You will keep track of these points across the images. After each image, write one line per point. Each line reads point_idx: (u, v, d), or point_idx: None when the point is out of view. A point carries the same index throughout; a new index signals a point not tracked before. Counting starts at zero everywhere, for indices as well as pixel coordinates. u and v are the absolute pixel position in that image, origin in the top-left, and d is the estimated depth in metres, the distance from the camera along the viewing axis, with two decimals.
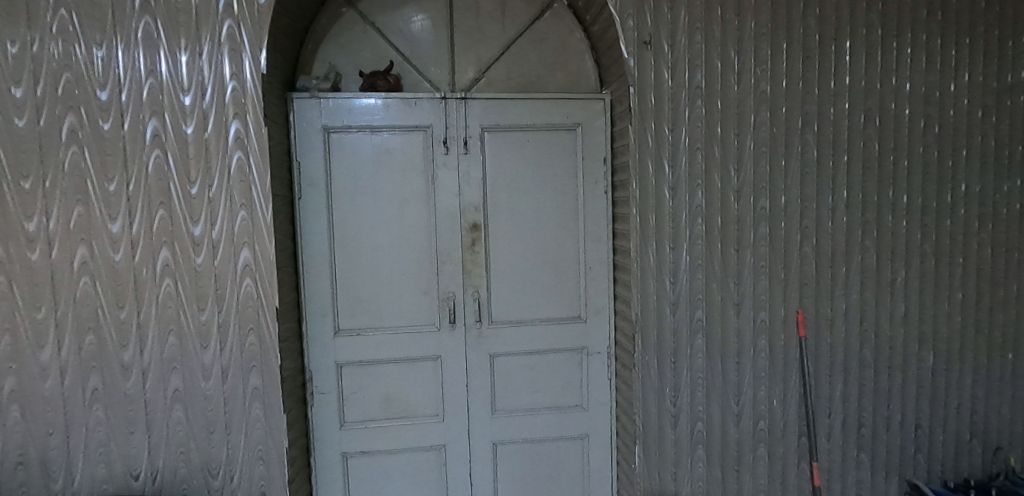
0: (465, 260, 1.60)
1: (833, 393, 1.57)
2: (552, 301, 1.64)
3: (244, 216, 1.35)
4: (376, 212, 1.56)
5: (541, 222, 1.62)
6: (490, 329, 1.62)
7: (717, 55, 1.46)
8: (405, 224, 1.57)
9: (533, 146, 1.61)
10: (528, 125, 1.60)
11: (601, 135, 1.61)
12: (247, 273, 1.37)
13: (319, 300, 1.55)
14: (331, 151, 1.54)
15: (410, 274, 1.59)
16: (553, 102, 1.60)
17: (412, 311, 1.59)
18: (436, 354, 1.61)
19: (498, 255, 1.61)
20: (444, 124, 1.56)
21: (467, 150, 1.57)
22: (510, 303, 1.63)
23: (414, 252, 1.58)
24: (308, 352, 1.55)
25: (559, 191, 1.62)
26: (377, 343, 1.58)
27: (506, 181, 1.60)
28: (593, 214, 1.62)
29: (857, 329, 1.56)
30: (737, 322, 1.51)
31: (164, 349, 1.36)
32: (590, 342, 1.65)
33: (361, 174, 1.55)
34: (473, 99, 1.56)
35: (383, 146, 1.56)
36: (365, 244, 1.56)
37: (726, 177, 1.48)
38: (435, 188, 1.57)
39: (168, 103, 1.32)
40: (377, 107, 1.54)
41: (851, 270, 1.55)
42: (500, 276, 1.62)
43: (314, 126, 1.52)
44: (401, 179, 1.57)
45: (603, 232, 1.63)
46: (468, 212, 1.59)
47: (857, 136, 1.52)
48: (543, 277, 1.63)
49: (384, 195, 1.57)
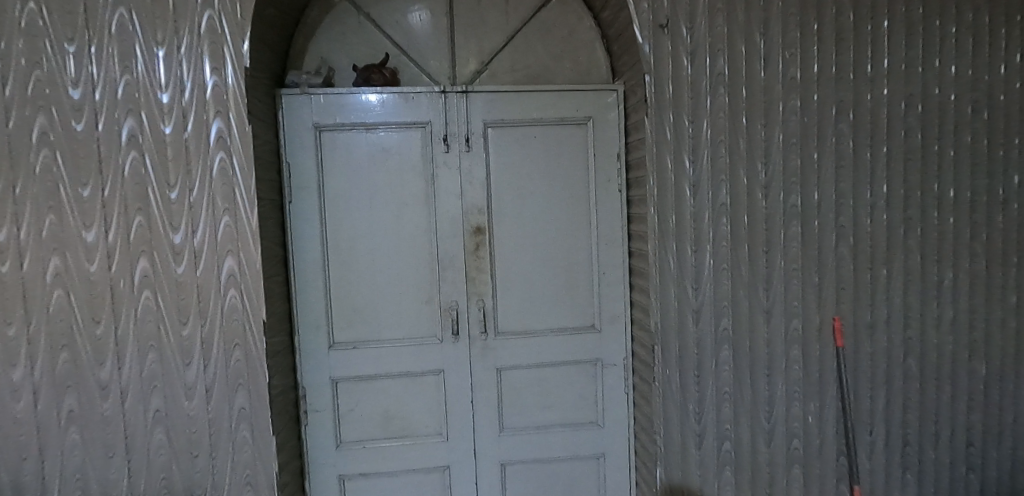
0: (468, 266, 1.48)
1: (874, 408, 1.42)
2: (563, 310, 1.51)
3: (227, 222, 1.25)
4: (372, 216, 1.45)
5: (550, 224, 1.50)
6: (496, 340, 1.50)
7: (741, 38, 1.33)
8: (403, 229, 1.46)
9: (541, 142, 1.49)
10: (535, 119, 1.48)
11: (615, 129, 1.49)
12: (232, 284, 1.26)
13: (312, 311, 1.44)
14: (323, 151, 1.43)
15: (409, 282, 1.47)
16: (561, 95, 1.48)
17: (412, 322, 1.48)
18: (438, 368, 1.49)
19: (504, 261, 1.49)
20: (444, 120, 1.45)
21: (469, 147, 1.46)
22: (517, 313, 1.50)
23: (414, 258, 1.47)
24: (301, 367, 1.44)
25: (569, 191, 1.50)
26: (374, 357, 1.47)
27: (511, 181, 1.48)
28: (606, 215, 1.50)
29: (900, 337, 1.42)
30: (767, 332, 1.38)
31: (143, 367, 1.26)
32: (606, 354, 1.52)
33: (355, 175, 1.45)
34: (474, 93, 1.45)
35: (379, 145, 1.45)
36: (361, 250, 1.45)
37: (753, 172, 1.35)
38: (434, 190, 1.46)
39: (145, 101, 1.22)
40: (371, 103, 1.43)
41: (893, 272, 1.40)
42: (506, 284, 1.50)
43: (303, 124, 1.42)
44: (398, 180, 1.46)
45: (618, 234, 1.50)
46: (471, 214, 1.47)
47: (896, 125, 1.38)
48: (553, 283, 1.51)
49: (380, 198, 1.46)
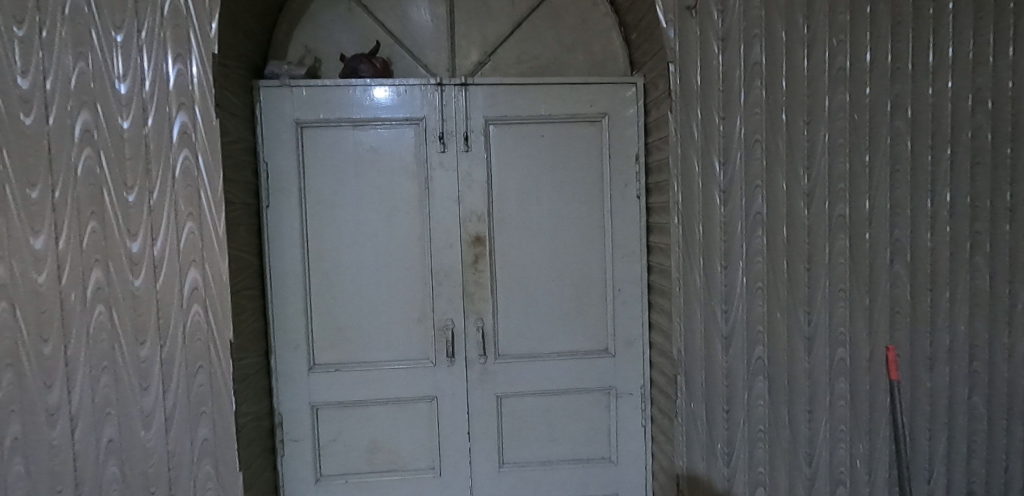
0: (466, 281, 1.31)
1: (932, 452, 1.23)
2: (573, 331, 1.34)
3: (191, 229, 1.10)
4: (359, 223, 1.30)
5: (559, 234, 1.33)
6: (496, 364, 1.32)
7: (780, 23, 1.15)
8: (393, 237, 1.30)
9: (549, 142, 1.32)
10: (542, 116, 1.31)
11: (633, 127, 1.32)
12: (195, 299, 1.11)
13: (290, 329, 1.28)
14: (306, 150, 1.28)
15: (399, 298, 1.31)
16: (572, 88, 1.31)
17: (403, 343, 1.31)
18: (430, 395, 1.32)
19: (507, 275, 1.32)
20: (440, 116, 1.29)
21: (468, 146, 1.30)
22: (521, 334, 1.33)
23: (405, 271, 1.30)
24: (277, 391, 1.29)
25: (580, 196, 1.33)
26: (359, 381, 1.30)
27: (515, 184, 1.32)
28: (622, 224, 1.32)
29: (964, 370, 1.22)
30: (808, 362, 1.19)
31: (96, 392, 1.11)
32: (621, 381, 1.35)
33: (340, 177, 1.29)
34: (475, 85, 1.29)
35: (368, 144, 1.30)
36: (346, 261, 1.30)
37: (793, 177, 1.17)
38: (429, 195, 1.30)
39: (101, 92, 1.08)
40: (359, 97, 1.28)
41: (956, 294, 1.21)
42: (509, 301, 1.33)
43: (284, 119, 1.27)
44: (388, 182, 1.30)
45: (636, 246, 1.32)
46: (469, 222, 1.31)
47: (961, 123, 1.19)
48: (561, 300, 1.34)
49: (368, 203, 1.30)
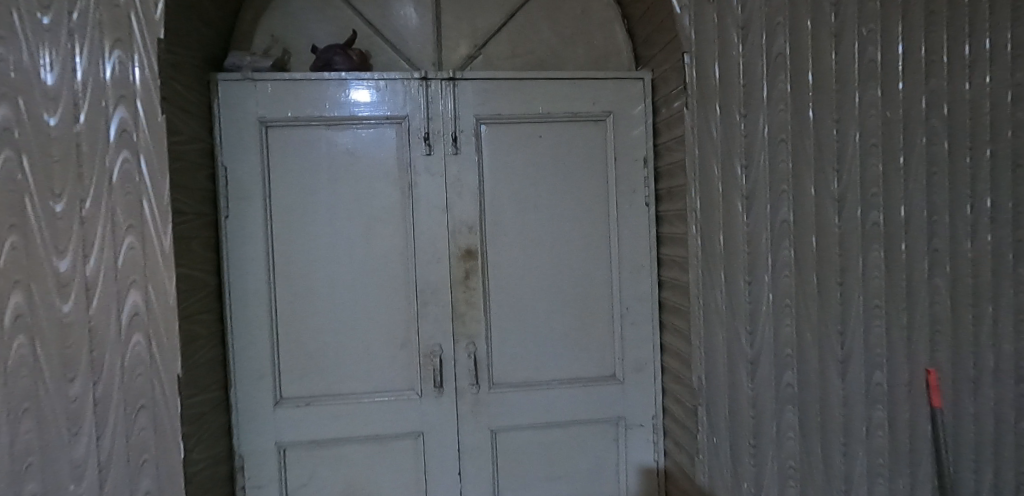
0: (456, 300, 1.16)
1: (978, 487, 1.10)
2: (577, 354, 1.19)
3: (131, 244, 0.94)
4: (333, 235, 1.14)
5: (560, 246, 1.18)
6: (490, 394, 1.17)
7: (806, 10, 1.03)
8: (372, 251, 1.15)
9: (549, 143, 1.18)
10: (540, 114, 1.17)
11: (641, 126, 1.19)
12: (136, 327, 0.94)
13: (252, 357, 1.12)
14: (272, 152, 1.13)
15: (380, 320, 1.15)
16: (573, 84, 1.18)
17: (384, 372, 1.15)
18: (416, 431, 1.16)
19: (502, 293, 1.18)
20: (425, 114, 1.15)
21: (458, 148, 1.15)
22: (518, 359, 1.18)
23: (386, 290, 1.15)
24: (238, 430, 1.11)
25: (583, 204, 1.19)
26: (333, 417, 1.14)
27: (511, 191, 1.17)
28: (630, 235, 1.19)
29: (1012, 395, 1.08)
30: (842, 387, 1.06)
31: (14, 443, 0.90)
32: (630, 411, 1.20)
33: (312, 183, 1.14)
34: (464, 80, 1.15)
35: (343, 146, 1.14)
36: (317, 279, 1.14)
37: (822, 181, 1.05)
38: (413, 203, 1.14)
39: (22, 81, 0.90)
40: (333, 93, 1.13)
41: (1002, 311, 1.08)
42: (504, 322, 1.18)
43: (246, 118, 1.11)
44: (366, 189, 1.15)
45: (646, 259, 1.19)
46: (459, 233, 1.16)
47: (1003, 121, 1.07)
48: (563, 320, 1.19)
49: (343, 212, 1.14)
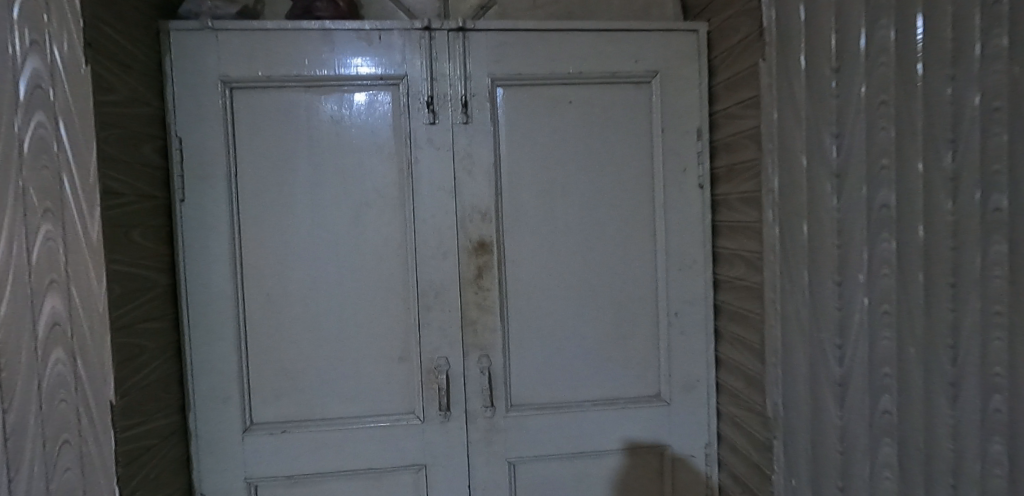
0: (466, 303, 0.94)
1: None
2: (613, 370, 0.98)
3: (48, 235, 0.72)
4: (314, 225, 0.92)
5: (593, 238, 0.97)
6: (507, 419, 0.96)
7: None
8: (362, 244, 0.93)
9: (581, 112, 0.96)
10: (572, 74, 0.95)
11: (695, 90, 0.96)
12: (56, 342, 0.72)
13: (216, 375, 0.91)
14: (239, 120, 0.91)
15: (372, 329, 0.93)
16: (612, 36, 0.95)
17: (378, 392, 0.94)
18: (418, 463, 0.95)
19: (521, 295, 0.96)
20: (429, 74, 0.93)
21: (469, 117, 0.93)
22: (540, 376, 0.97)
23: (380, 292, 0.93)
24: (200, 462, 0.91)
25: (621, 187, 0.97)
26: (316, 448, 0.92)
27: (534, 170, 0.96)
28: (680, 224, 0.97)
29: None
30: None
31: None
32: (678, 438, 0.99)
33: (288, 159, 0.92)
34: (477, 31, 0.93)
35: (326, 113, 0.92)
36: (295, 278, 0.92)
37: None
38: (413, 184, 0.92)
39: None
40: (314, 46, 0.91)
41: None
42: (524, 331, 0.96)
43: (206, 77, 0.89)
44: (356, 167, 0.93)
45: (700, 254, 0.98)
46: (470, 222, 0.94)
47: None
48: (597, 328, 0.97)
49: (326, 196, 0.92)
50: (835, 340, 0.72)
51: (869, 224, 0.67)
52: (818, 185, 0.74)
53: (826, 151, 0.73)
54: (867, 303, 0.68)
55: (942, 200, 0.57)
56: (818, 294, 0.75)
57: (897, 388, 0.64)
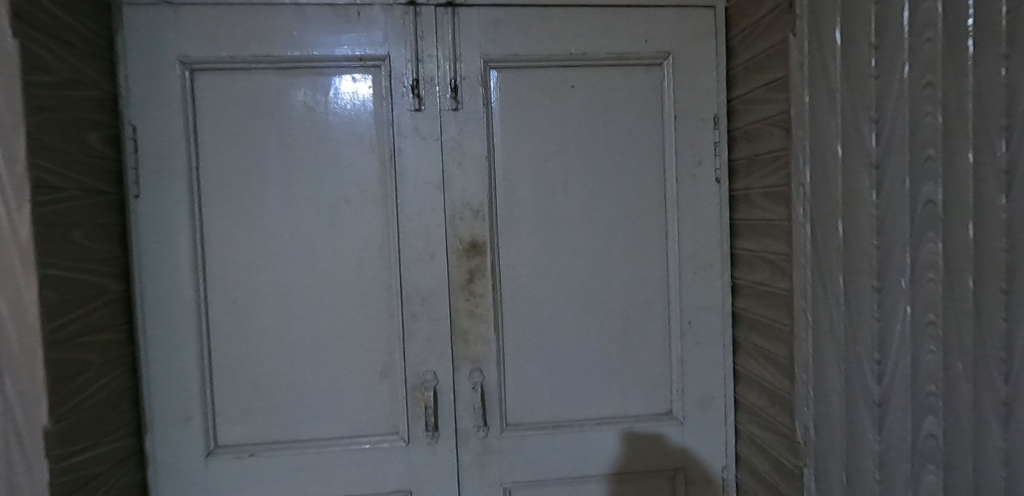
0: (456, 311, 0.85)
1: None
2: (620, 385, 0.88)
3: None
4: (286, 224, 0.82)
5: (597, 238, 0.87)
6: (502, 440, 0.86)
7: None
8: (340, 245, 0.83)
9: (584, 97, 0.86)
10: (574, 55, 0.85)
11: (711, 74, 0.87)
12: None
13: (176, 391, 0.81)
14: (201, 106, 0.81)
15: (351, 340, 0.83)
16: (619, 13, 0.85)
17: (357, 410, 0.84)
18: (404, 490, 0.85)
19: (518, 301, 0.86)
20: (415, 55, 0.83)
21: (459, 103, 0.83)
22: (539, 391, 0.87)
23: (361, 299, 0.83)
24: (158, 489, 0.81)
25: (629, 181, 0.87)
26: (288, 472, 0.83)
27: (533, 162, 0.86)
28: (694, 223, 0.87)
29: None
30: None
31: None
32: (692, 460, 0.89)
33: (257, 150, 0.82)
34: (468, 7, 0.83)
35: (298, 99, 0.82)
36: (264, 283, 0.82)
37: None
38: (396, 178, 0.83)
39: None
40: (286, 22, 0.81)
41: None
42: (520, 342, 0.87)
43: (163, 58, 0.79)
44: (333, 158, 0.83)
45: (716, 256, 0.88)
46: (461, 220, 0.84)
47: None
48: (602, 338, 0.88)
49: (299, 192, 0.82)
50: (874, 355, 0.62)
51: (912, 224, 0.57)
52: (855, 177, 0.64)
53: (864, 141, 0.62)
54: (909, 312, 0.57)
55: (994, 194, 0.48)
56: (854, 304, 0.65)
57: (944, 409, 0.54)
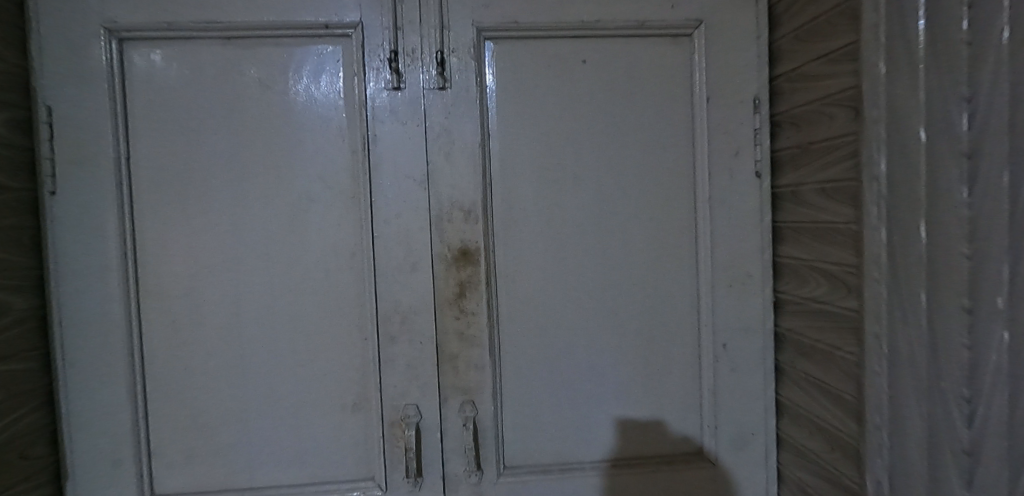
0: (443, 331, 0.70)
1: None
2: (640, 419, 0.74)
3: None
4: (238, 227, 0.68)
5: (613, 244, 0.73)
6: (499, 486, 0.72)
7: None
8: (302, 253, 0.69)
9: (599, 74, 0.72)
10: (586, 23, 0.71)
11: (751, 46, 0.72)
12: None
13: (102, 430, 0.67)
14: (135, 85, 0.67)
15: (317, 367, 0.69)
16: None
17: (325, 452, 0.70)
18: None
19: (518, 319, 0.72)
20: (394, 22, 0.68)
21: (448, 80, 0.69)
22: (543, 428, 0.73)
23: (329, 317, 0.69)
24: None
25: (651, 176, 0.73)
26: None
27: (536, 153, 0.71)
28: (729, 225, 0.73)
29: None
30: None
31: None
32: None
33: (203, 137, 0.68)
34: None
35: (251, 76, 0.68)
36: (211, 298, 0.68)
37: None
38: (371, 172, 0.68)
39: None
40: None
41: None
42: (521, 369, 0.72)
43: (87, 24, 0.65)
44: (295, 147, 0.68)
45: (756, 266, 0.73)
46: (451, 222, 0.70)
47: None
48: (619, 364, 0.73)
49: (253, 189, 0.68)
50: (962, 391, 0.47)
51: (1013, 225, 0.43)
52: (941, 162, 0.49)
53: (958, 116, 0.47)
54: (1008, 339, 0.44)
55: None
56: (940, 328, 0.50)
57: None
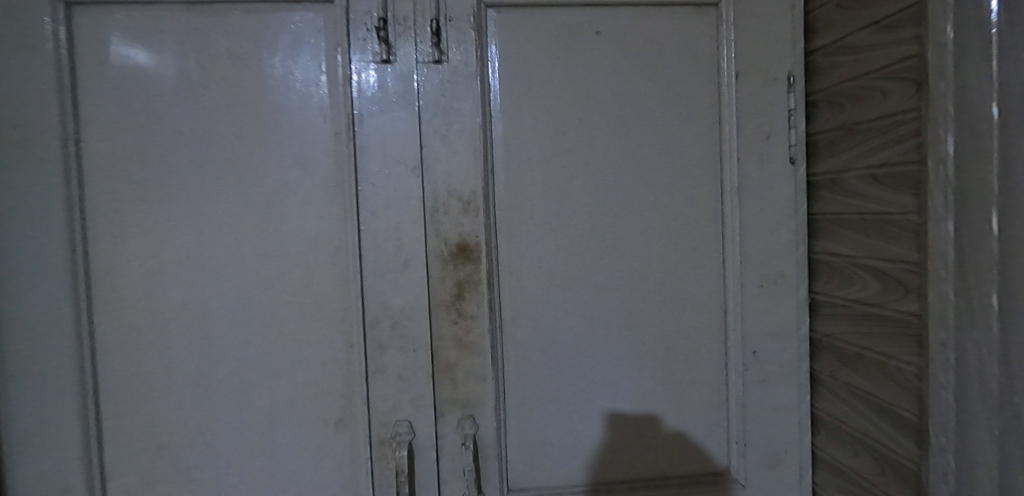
0: (439, 336, 0.62)
1: None
2: (659, 435, 0.66)
3: None
4: (206, 219, 0.60)
5: (630, 239, 0.65)
6: None
7: None
8: (279, 250, 0.60)
9: (615, 47, 0.64)
10: None
11: (784, 17, 0.64)
12: None
13: (48, 452, 0.58)
14: (86, 56, 0.59)
15: (296, 378, 0.61)
16: None
17: (305, 474, 0.62)
18: None
19: (522, 324, 0.64)
20: None
21: (446, 52, 0.61)
22: (551, 446, 0.65)
23: (310, 322, 0.61)
24: None
25: (672, 163, 0.65)
26: None
27: (544, 136, 0.63)
28: (761, 218, 0.65)
29: None
30: None
31: None
32: None
33: (166, 117, 0.59)
34: None
35: (220, 47, 0.60)
36: (175, 301, 0.60)
37: None
38: (356, 156, 0.60)
39: None
40: None
41: None
42: (526, 379, 0.64)
43: None
44: (271, 128, 0.60)
45: (790, 264, 0.66)
46: (449, 214, 0.62)
47: None
48: (637, 374, 0.65)
49: (222, 175, 0.60)
50: None
51: None
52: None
53: None
54: None
55: None
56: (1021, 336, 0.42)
57: None
